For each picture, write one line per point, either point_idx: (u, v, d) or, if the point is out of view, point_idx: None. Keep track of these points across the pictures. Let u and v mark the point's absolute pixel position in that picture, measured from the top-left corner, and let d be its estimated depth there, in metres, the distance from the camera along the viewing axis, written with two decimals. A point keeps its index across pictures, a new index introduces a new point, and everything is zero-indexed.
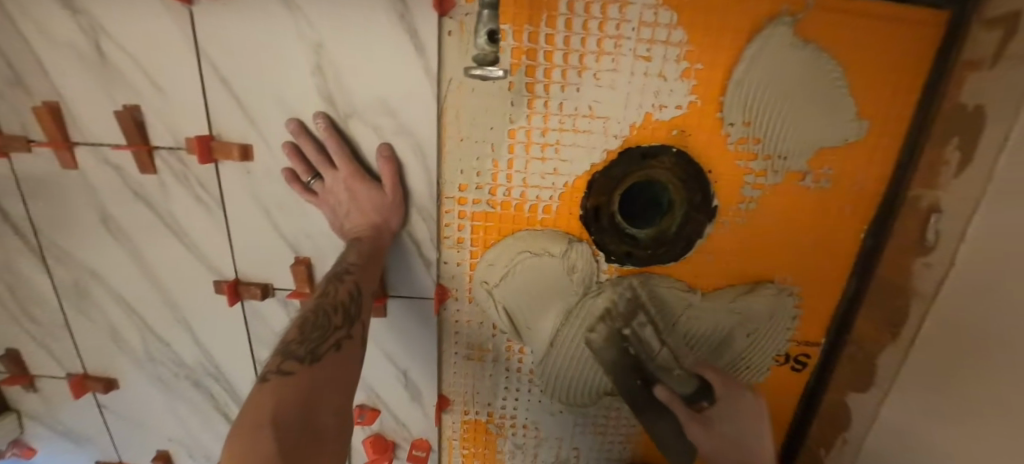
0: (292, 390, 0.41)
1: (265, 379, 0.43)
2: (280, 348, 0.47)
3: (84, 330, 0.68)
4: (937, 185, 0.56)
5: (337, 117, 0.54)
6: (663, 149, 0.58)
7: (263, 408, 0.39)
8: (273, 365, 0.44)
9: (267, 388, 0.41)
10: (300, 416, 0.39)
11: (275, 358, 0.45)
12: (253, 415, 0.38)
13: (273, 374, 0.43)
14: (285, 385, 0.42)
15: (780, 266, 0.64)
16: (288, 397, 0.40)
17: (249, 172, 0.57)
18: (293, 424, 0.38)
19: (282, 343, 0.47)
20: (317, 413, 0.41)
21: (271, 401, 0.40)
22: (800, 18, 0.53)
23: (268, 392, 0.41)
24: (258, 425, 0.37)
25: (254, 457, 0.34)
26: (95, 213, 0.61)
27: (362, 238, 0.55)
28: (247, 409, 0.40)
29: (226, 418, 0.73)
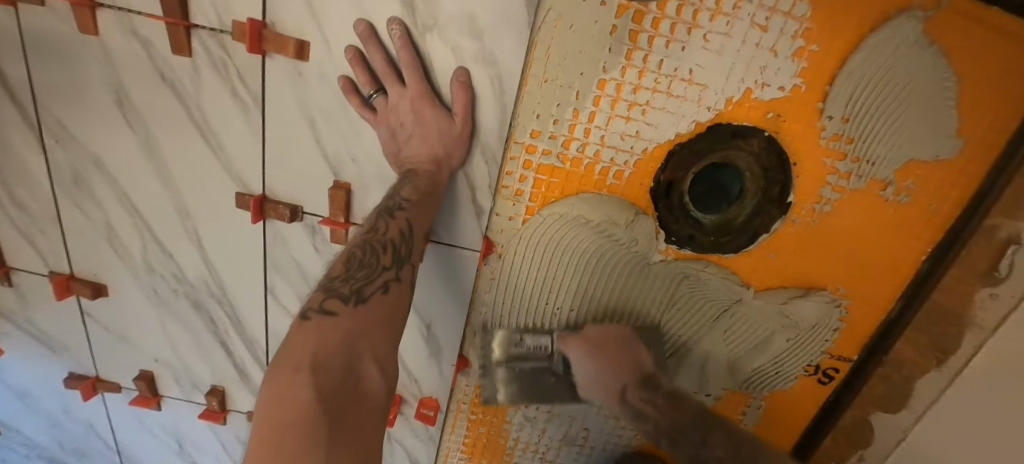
0: (335, 333, 0.34)
1: (304, 317, 0.36)
2: (320, 283, 0.40)
3: (76, 226, 0.61)
4: (1020, 217, 0.53)
5: (414, 27, 0.48)
6: (753, 131, 0.54)
7: (302, 349, 0.32)
8: (314, 302, 0.37)
9: (307, 326, 0.34)
10: (345, 365, 0.33)
11: (316, 294, 0.38)
12: (290, 356, 0.31)
13: (315, 312, 0.35)
14: (327, 325, 0.35)
15: (836, 275, 0.62)
16: (332, 340, 0.34)
17: (300, 76, 0.50)
18: (338, 373, 0.31)
19: (323, 278, 0.40)
20: (363, 362, 0.34)
21: (311, 342, 0.33)
22: (932, 14, 0.49)
23: (307, 331, 0.34)
24: (297, 369, 0.30)
25: (290, 406, 0.28)
26: (111, 93, 0.53)
27: (418, 171, 0.49)
28: (282, 349, 0.33)
29: (223, 346, 0.67)
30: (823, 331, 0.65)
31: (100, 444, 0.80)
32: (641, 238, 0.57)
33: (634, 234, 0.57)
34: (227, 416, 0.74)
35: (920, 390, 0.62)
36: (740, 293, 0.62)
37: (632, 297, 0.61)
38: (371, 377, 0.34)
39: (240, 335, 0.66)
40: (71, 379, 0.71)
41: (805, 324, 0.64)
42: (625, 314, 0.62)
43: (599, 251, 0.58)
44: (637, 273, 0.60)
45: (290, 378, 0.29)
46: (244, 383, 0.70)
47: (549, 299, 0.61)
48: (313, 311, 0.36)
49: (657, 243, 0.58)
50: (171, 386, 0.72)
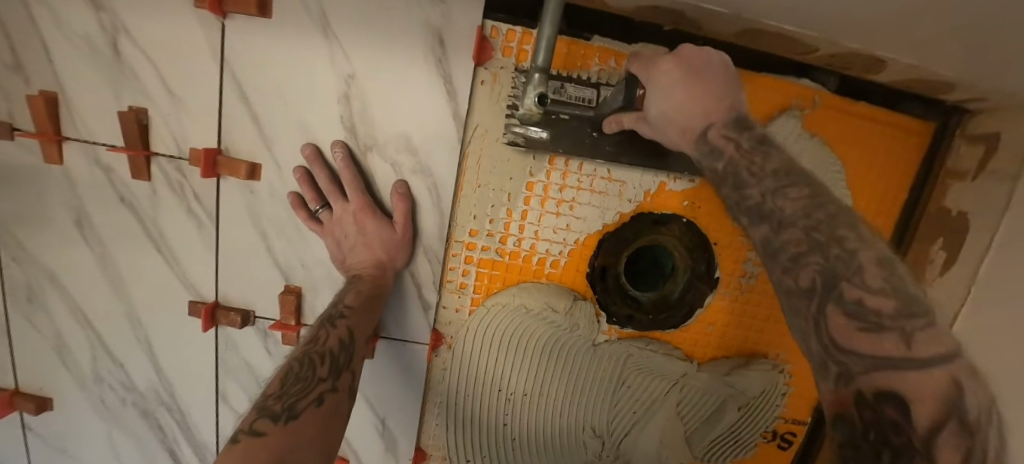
0: (263, 451, 0.34)
1: (234, 442, 0.36)
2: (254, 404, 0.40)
3: (25, 340, 0.60)
4: (924, 279, 0.59)
5: (356, 147, 0.53)
6: (673, 218, 0.60)
7: None
8: (245, 424, 0.37)
9: (235, 449, 0.34)
10: None
11: (247, 416, 0.38)
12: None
13: (243, 435, 0.36)
14: (255, 446, 0.35)
15: (773, 342, 0.65)
16: (260, 457, 0.33)
17: (252, 192, 0.54)
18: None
19: (258, 398, 0.41)
20: None
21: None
22: (808, 112, 0.58)
23: (235, 455, 0.34)
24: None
25: None
26: (71, 213, 0.56)
27: (363, 276, 0.53)
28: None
29: (172, 455, 0.65)
30: (772, 396, 0.66)
31: None
32: (583, 321, 0.60)
33: (573, 317, 0.60)
34: None
35: None
36: (685, 367, 0.63)
37: (583, 379, 0.62)
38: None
39: (189, 442, 0.64)
40: None
41: (753, 391, 0.65)
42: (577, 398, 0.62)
43: (542, 336, 0.60)
44: (583, 353, 0.61)
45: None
46: None
47: (502, 386, 0.62)
48: (242, 435, 0.36)
49: (598, 325, 0.61)
50: None
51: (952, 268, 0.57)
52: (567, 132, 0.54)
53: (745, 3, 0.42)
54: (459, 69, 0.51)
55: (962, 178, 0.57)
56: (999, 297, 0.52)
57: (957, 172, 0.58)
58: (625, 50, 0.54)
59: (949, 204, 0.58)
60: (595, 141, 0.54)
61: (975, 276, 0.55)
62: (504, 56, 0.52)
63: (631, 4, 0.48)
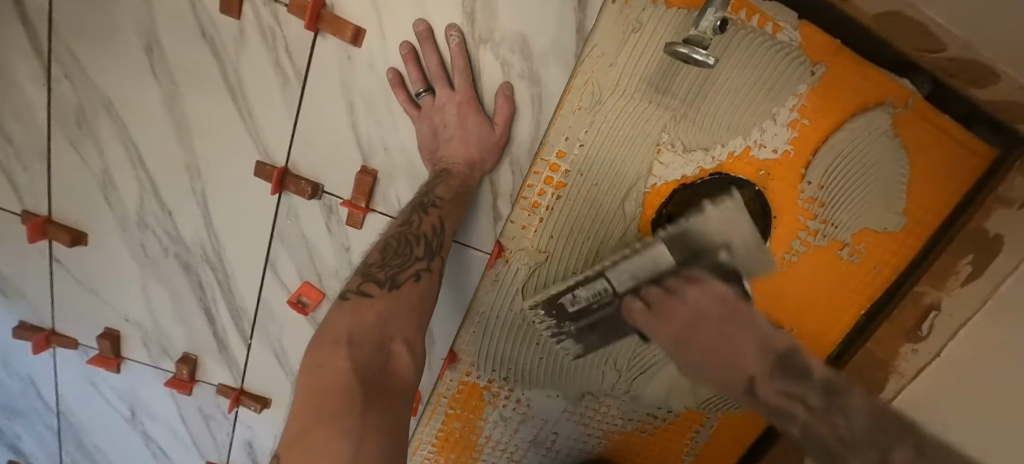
0: (370, 314, 0.41)
1: (345, 297, 0.42)
2: (359, 269, 0.46)
3: (68, 166, 0.57)
4: (943, 288, 0.64)
5: (470, 37, 0.50)
6: (747, 184, 0.62)
7: (340, 327, 0.40)
8: (354, 284, 0.43)
9: (347, 307, 0.41)
10: (377, 344, 0.39)
11: (355, 278, 0.44)
12: (330, 333, 0.39)
13: (353, 293, 0.42)
14: (363, 306, 0.41)
15: (793, 318, 0.70)
16: (366, 319, 0.40)
17: (349, 59, 0.51)
18: (371, 350, 0.38)
19: (363, 264, 0.46)
20: (393, 342, 0.41)
21: (347, 322, 0.40)
22: (898, 112, 0.59)
23: (348, 312, 0.41)
24: (336, 343, 0.38)
25: (324, 374, 0.35)
26: (140, 37, 0.51)
27: (454, 172, 0.52)
28: (325, 328, 0.40)
29: (207, 313, 0.64)
30: None
31: (39, 405, 0.73)
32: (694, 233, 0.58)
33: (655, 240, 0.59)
34: (194, 386, 0.69)
35: None
36: None
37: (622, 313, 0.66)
38: (400, 357, 0.40)
39: (227, 303, 0.64)
40: (22, 329, 0.65)
41: None
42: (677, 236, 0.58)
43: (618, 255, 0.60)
44: None
45: (332, 350, 0.37)
46: (222, 354, 0.67)
47: (569, 302, 0.62)
48: (352, 292, 0.42)
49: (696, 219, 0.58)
50: (137, 349, 0.67)
51: (972, 282, 0.61)
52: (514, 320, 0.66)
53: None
54: None
55: (1009, 207, 0.58)
56: (1006, 314, 0.58)
57: (1005, 199, 0.58)
58: (757, 5, 0.53)
59: (988, 226, 0.60)
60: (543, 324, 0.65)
61: (993, 292, 0.60)
62: None
63: None
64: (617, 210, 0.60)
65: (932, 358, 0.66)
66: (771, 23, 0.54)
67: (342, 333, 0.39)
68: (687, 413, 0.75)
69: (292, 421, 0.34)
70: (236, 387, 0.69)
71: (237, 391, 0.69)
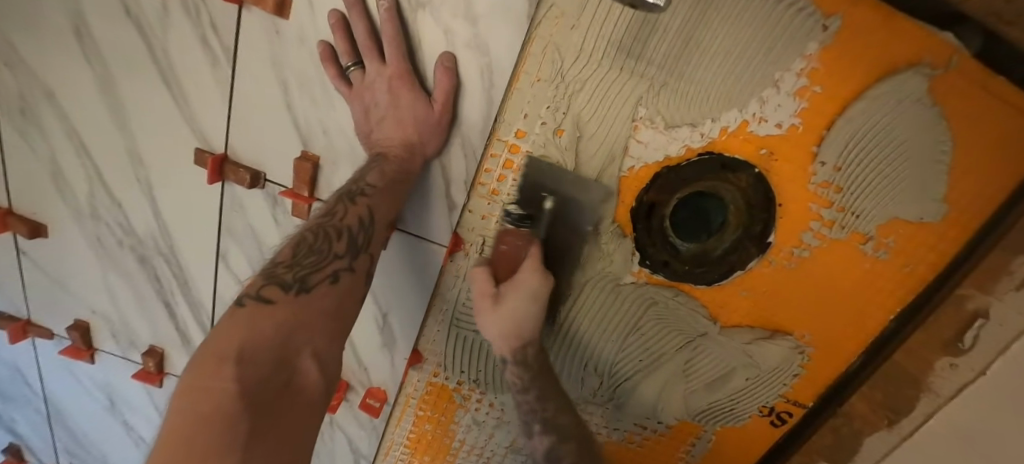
0: (271, 324, 0.36)
1: (240, 303, 0.37)
2: (267, 267, 0.41)
3: (18, 157, 0.56)
4: (992, 292, 0.48)
5: (405, 0, 0.44)
6: (745, 165, 0.53)
7: (232, 340, 0.34)
8: (252, 289, 0.38)
9: (241, 315, 0.36)
10: (278, 360, 0.36)
11: (257, 280, 0.39)
12: (216, 346, 0.34)
13: (249, 300, 0.37)
14: (262, 313, 0.37)
15: (804, 322, 0.60)
16: (266, 332, 0.36)
17: (278, 33, 0.46)
18: (269, 368, 0.35)
19: (271, 262, 0.41)
20: (299, 356, 0.37)
21: (241, 333, 0.35)
22: (940, 73, 0.47)
23: (242, 320, 0.36)
24: (221, 360, 0.32)
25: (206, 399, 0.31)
26: (67, 18, 0.49)
27: (390, 155, 0.46)
28: (215, 335, 0.35)
29: (167, 307, 0.63)
30: (783, 375, 0.63)
31: (28, 392, 0.75)
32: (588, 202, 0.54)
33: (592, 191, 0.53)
34: (163, 379, 0.69)
35: (867, 449, 0.59)
36: (707, 327, 0.61)
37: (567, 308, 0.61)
38: (308, 373, 0.38)
39: (184, 298, 0.62)
40: (1, 318, 0.67)
41: (767, 366, 0.63)
42: (572, 199, 0.53)
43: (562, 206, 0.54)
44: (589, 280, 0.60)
45: (215, 369, 0.32)
46: (186, 348, 0.66)
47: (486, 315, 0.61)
48: (248, 298, 0.37)
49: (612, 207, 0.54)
50: (107, 340, 0.67)
51: None
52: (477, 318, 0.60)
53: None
54: None
55: None
56: None
57: None
58: None
59: None
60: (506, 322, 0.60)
61: None
62: None
63: None
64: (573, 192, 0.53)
65: (975, 376, 0.50)
66: None
67: (232, 347, 0.33)
68: (681, 425, 0.69)
69: (150, 456, 0.30)
70: None
71: None
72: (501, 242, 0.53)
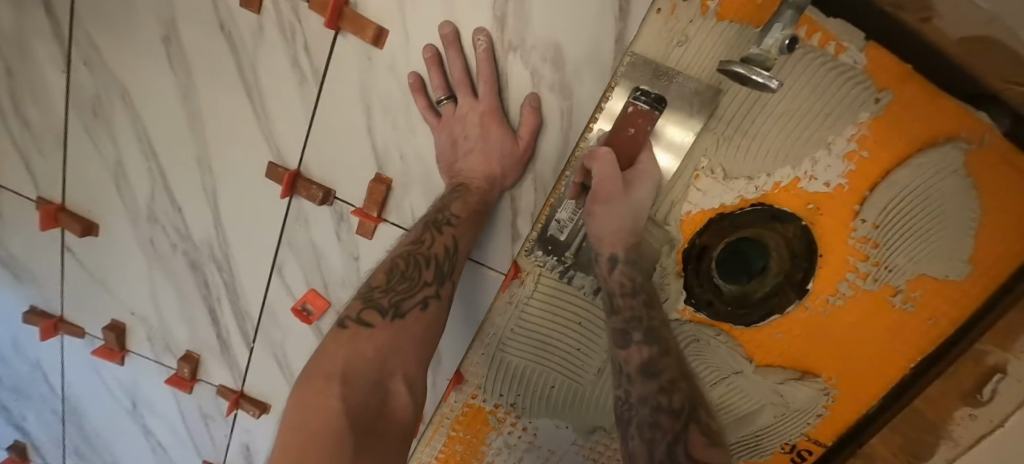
0: (369, 347, 0.39)
1: (343, 325, 0.40)
2: (362, 291, 0.44)
3: (82, 155, 0.56)
4: (1010, 349, 0.52)
5: (499, 43, 0.47)
6: (792, 218, 0.57)
7: (337, 360, 0.37)
8: (353, 311, 0.41)
9: (345, 336, 0.39)
10: (375, 383, 0.37)
11: (356, 304, 0.42)
12: (324, 365, 0.36)
13: (352, 321, 0.40)
14: (362, 336, 0.39)
15: (831, 366, 0.63)
16: (365, 355, 0.38)
17: (370, 61, 0.48)
18: (368, 389, 0.36)
19: (365, 286, 0.44)
20: (392, 380, 0.39)
21: (344, 354, 0.38)
22: (975, 148, 0.51)
23: (345, 341, 0.39)
24: (328, 378, 0.35)
25: (316, 415, 0.33)
26: (158, 28, 0.50)
27: (472, 187, 0.49)
28: (322, 355, 0.38)
29: (211, 313, 0.63)
30: (807, 414, 0.66)
31: (46, 389, 0.73)
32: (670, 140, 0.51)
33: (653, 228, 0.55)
34: (195, 385, 0.68)
35: None
36: (742, 365, 0.64)
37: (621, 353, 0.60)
38: (400, 397, 0.39)
39: (231, 305, 0.62)
40: (33, 314, 0.65)
41: (795, 405, 0.66)
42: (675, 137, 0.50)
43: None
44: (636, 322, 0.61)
45: (322, 386, 0.35)
46: (223, 355, 0.65)
47: (557, 231, 0.54)
48: (350, 320, 0.40)
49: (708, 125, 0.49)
50: (141, 342, 0.66)
51: None
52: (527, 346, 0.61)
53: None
54: None
55: None
56: None
57: None
58: (820, 23, 0.48)
59: None
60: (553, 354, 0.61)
61: None
62: None
63: None
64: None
65: (992, 428, 0.54)
66: (833, 42, 0.48)
67: (339, 367, 0.36)
68: None
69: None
70: (237, 389, 0.67)
71: (236, 394, 0.67)
72: (627, 126, 0.48)
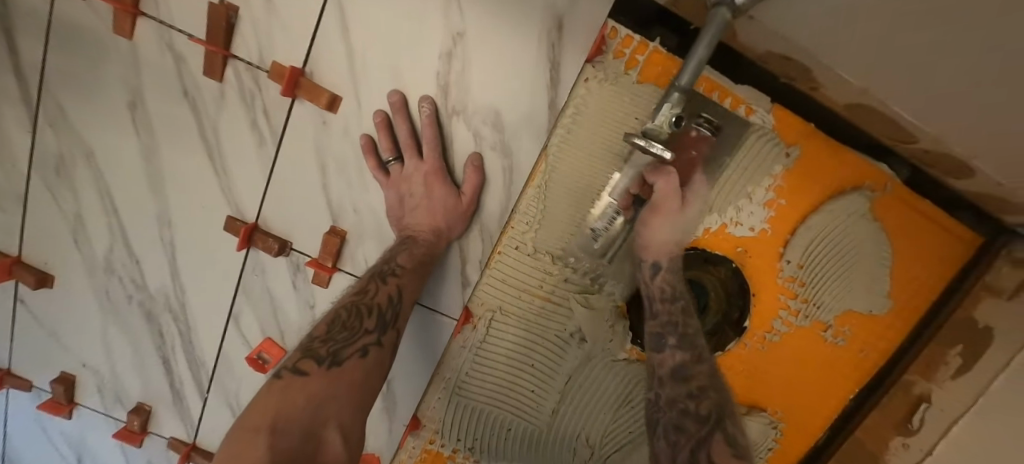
0: (302, 397, 0.39)
1: (278, 376, 0.41)
2: (304, 342, 0.45)
3: (41, 210, 0.58)
4: (932, 379, 0.60)
5: (443, 108, 0.51)
6: (723, 260, 0.62)
7: (267, 410, 0.38)
8: (291, 361, 0.42)
9: (278, 387, 0.40)
10: (306, 432, 0.37)
11: (295, 353, 0.43)
12: (252, 417, 0.37)
13: (287, 371, 0.41)
14: (295, 386, 0.40)
15: (775, 399, 0.65)
16: (297, 404, 0.39)
17: (324, 124, 0.52)
18: (297, 439, 0.36)
19: (307, 337, 0.45)
20: (324, 428, 0.39)
21: (274, 405, 0.38)
22: (876, 196, 0.57)
23: (277, 392, 0.39)
24: (255, 431, 0.35)
25: None
26: (125, 93, 0.53)
27: (418, 239, 0.52)
28: (251, 407, 0.38)
29: (165, 364, 0.63)
30: (757, 450, 0.67)
31: None
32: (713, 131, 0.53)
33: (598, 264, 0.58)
34: (145, 438, 0.66)
35: None
36: None
37: (570, 394, 0.62)
38: (332, 446, 0.38)
39: (186, 355, 0.62)
40: None
41: (743, 440, 0.66)
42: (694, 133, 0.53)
43: (566, 291, 0.59)
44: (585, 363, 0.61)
45: (251, 438, 0.35)
46: (176, 406, 0.65)
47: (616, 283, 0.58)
48: (286, 371, 0.41)
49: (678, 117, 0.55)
50: (91, 395, 0.65)
51: (964, 375, 0.57)
52: (480, 387, 0.63)
53: (879, 67, 0.38)
54: (568, 60, 0.49)
55: (998, 296, 0.57)
56: (995, 421, 0.54)
57: (993, 288, 0.58)
58: (730, 88, 0.53)
59: (977, 316, 0.58)
60: (507, 395, 0.63)
61: (988, 386, 0.56)
62: (615, 58, 0.50)
63: (763, 46, 0.45)
64: (579, 279, 0.58)
65: (924, 456, 0.59)
66: (744, 105, 0.54)
67: (267, 417, 0.37)
68: None
69: None
70: (189, 442, 0.66)
71: (188, 447, 0.66)
72: (691, 148, 0.53)
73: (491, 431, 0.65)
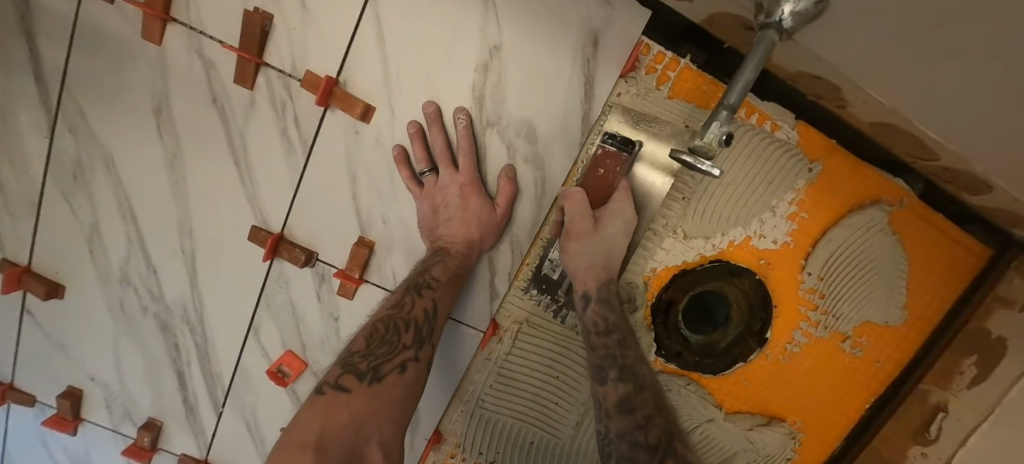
0: (345, 413, 0.39)
1: (321, 392, 0.41)
2: (342, 357, 0.45)
3: (56, 217, 0.56)
4: (948, 389, 0.59)
5: (478, 120, 0.51)
6: (748, 272, 0.62)
7: (312, 427, 0.38)
8: (332, 378, 0.42)
9: (321, 403, 0.40)
10: (350, 449, 0.37)
11: (335, 369, 0.43)
12: (297, 434, 0.37)
13: (329, 387, 0.41)
14: (338, 403, 0.40)
15: (794, 409, 0.66)
16: (341, 421, 0.38)
17: (356, 133, 0.51)
18: (342, 457, 0.36)
19: (346, 352, 0.45)
20: (368, 445, 0.38)
21: (320, 422, 0.38)
22: (894, 210, 0.59)
23: (321, 408, 0.39)
24: (302, 448, 0.35)
25: None
26: (150, 100, 0.52)
27: (452, 251, 0.52)
28: (297, 423, 0.39)
29: (179, 377, 0.61)
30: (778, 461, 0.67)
31: None
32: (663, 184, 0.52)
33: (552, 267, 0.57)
34: (154, 455, 0.64)
35: None
36: (713, 413, 0.64)
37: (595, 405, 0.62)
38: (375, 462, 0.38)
39: (201, 368, 0.60)
40: None
41: (764, 451, 0.66)
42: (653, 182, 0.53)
43: None
44: None
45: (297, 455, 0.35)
46: (189, 421, 0.63)
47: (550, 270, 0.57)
48: (328, 387, 0.41)
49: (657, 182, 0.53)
50: (99, 410, 0.63)
51: (979, 385, 0.57)
52: (503, 399, 0.62)
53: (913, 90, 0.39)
54: (603, 75, 0.50)
55: (1009, 307, 0.56)
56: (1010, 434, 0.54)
57: (1005, 299, 0.57)
58: (756, 104, 0.55)
59: (990, 326, 0.57)
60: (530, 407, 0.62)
61: (1003, 397, 0.56)
62: (648, 74, 0.51)
63: (795, 66, 0.46)
64: None
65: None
66: (769, 121, 0.56)
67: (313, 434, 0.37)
68: None
69: None
70: (201, 458, 0.64)
71: None
72: (598, 165, 0.51)
73: (513, 444, 0.64)
